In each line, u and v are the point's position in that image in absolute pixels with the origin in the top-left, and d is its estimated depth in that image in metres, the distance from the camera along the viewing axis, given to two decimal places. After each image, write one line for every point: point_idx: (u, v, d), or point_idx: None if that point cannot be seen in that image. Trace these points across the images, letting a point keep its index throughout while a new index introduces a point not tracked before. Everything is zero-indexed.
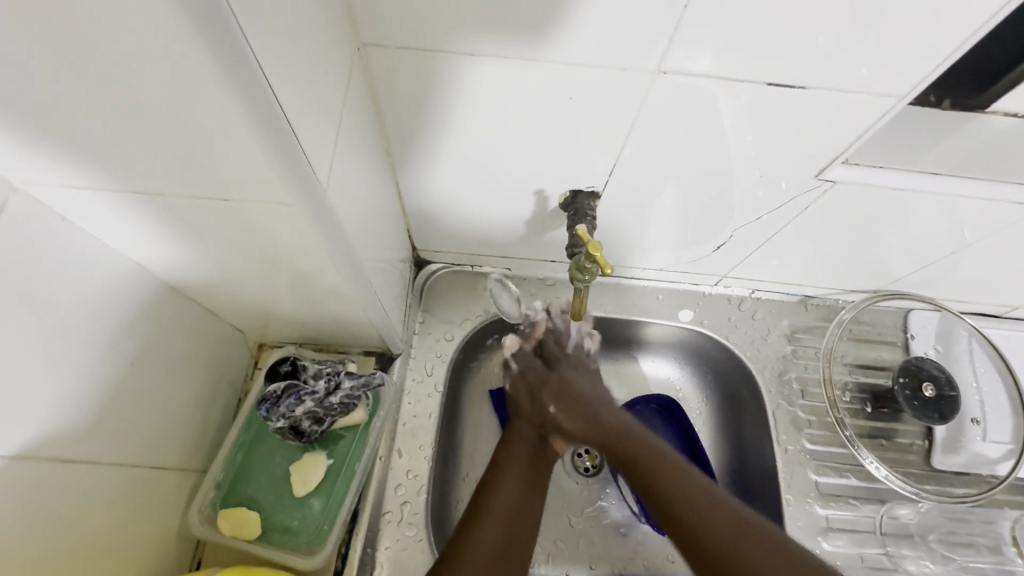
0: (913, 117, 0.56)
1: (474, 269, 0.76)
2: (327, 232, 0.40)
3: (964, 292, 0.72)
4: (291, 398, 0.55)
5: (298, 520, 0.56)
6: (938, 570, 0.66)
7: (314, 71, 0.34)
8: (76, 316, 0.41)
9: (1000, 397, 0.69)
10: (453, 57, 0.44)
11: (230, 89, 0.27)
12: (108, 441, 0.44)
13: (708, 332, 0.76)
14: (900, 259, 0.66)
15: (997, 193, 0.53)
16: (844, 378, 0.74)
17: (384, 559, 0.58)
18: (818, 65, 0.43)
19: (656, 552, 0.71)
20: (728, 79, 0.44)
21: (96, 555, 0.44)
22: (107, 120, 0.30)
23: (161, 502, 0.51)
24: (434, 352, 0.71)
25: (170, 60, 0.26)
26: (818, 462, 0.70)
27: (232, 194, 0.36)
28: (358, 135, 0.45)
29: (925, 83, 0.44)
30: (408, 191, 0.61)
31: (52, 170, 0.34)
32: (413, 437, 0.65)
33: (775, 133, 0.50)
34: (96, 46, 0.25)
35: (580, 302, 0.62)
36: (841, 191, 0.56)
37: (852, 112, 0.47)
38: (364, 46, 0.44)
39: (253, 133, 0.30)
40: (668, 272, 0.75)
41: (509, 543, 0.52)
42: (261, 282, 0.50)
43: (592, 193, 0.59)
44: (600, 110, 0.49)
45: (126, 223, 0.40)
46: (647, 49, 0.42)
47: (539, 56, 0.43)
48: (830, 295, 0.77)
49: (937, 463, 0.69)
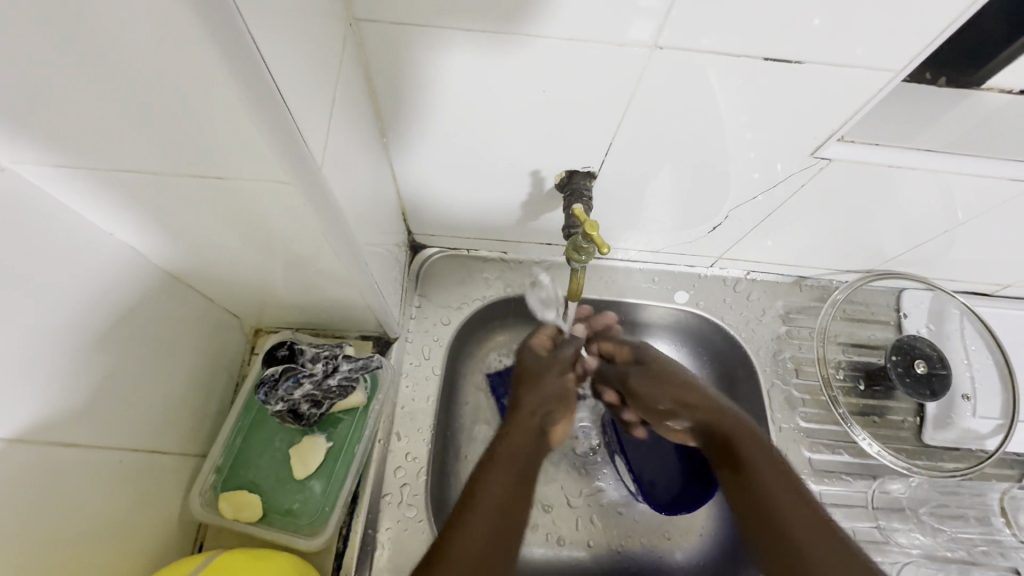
0: (914, 92, 0.54)
1: (470, 253, 0.76)
2: (325, 212, 0.40)
3: (956, 270, 0.72)
4: (289, 381, 0.55)
5: (298, 503, 0.57)
6: (928, 542, 0.67)
7: (306, 46, 0.34)
8: (71, 300, 0.40)
9: (991, 372, 0.70)
10: (448, 34, 0.43)
11: (221, 58, 0.27)
12: (110, 427, 0.45)
13: (703, 313, 0.77)
14: (892, 238, 0.67)
15: (992, 168, 0.53)
16: (837, 357, 0.75)
17: (385, 540, 0.59)
18: (816, 40, 0.42)
19: (652, 529, 0.72)
20: (721, 55, 0.44)
21: (102, 538, 0.44)
22: (96, 98, 0.29)
23: (163, 487, 0.52)
24: (432, 336, 0.71)
25: (158, 28, 0.25)
26: (811, 440, 0.71)
27: (224, 173, 0.35)
28: (350, 115, 0.44)
29: (922, 58, 0.44)
30: (403, 174, 0.61)
31: (38, 149, 0.34)
32: (412, 420, 0.66)
33: (768, 115, 0.50)
34: (83, 15, 0.25)
35: (577, 282, 0.61)
36: (838, 168, 0.56)
37: (852, 88, 0.47)
38: (357, 22, 0.43)
39: (246, 109, 0.30)
40: (663, 254, 0.75)
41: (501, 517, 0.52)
42: (258, 265, 0.49)
43: (589, 173, 0.59)
44: (598, 88, 0.48)
45: (117, 204, 0.40)
46: (648, 25, 0.42)
47: (534, 32, 0.43)
48: (824, 275, 0.77)
49: (927, 439, 0.71)
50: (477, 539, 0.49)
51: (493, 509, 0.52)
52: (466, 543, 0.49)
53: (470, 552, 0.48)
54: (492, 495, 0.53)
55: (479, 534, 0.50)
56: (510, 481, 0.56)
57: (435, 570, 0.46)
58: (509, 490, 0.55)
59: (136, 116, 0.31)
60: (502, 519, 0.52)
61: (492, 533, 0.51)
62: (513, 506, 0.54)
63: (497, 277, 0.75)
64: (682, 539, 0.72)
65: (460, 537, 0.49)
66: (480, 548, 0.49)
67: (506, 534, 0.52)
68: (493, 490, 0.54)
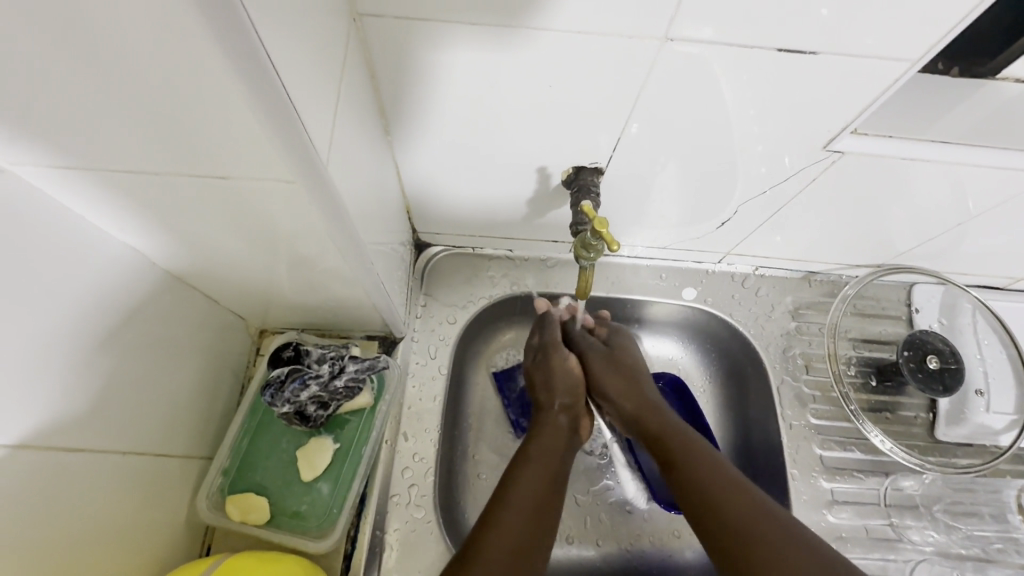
0: (928, 83, 0.53)
1: (475, 251, 0.75)
2: (330, 211, 0.39)
3: (969, 264, 0.71)
4: (296, 382, 0.55)
5: (306, 505, 0.57)
6: (942, 539, 0.67)
7: (310, 43, 0.33)
8: (73, 303, 0.40)
9: (1005, 367, 0.69)
10: (452, 28, 0.42)
11: (223, 54, 0.26)
12: (113, 431, 0.44)
13: (711, 309, 0.76)
14: (904, 233, 0.66)
15: (1008, 160, 0.52)
16: (848, 353, 0.74)
17: (393, 541, 0.59)
18: (830, 30, 0.41)
19: (661, 528, 0.71)
20: (733, 46, 0.43)
21: (108, 542, 0.44)
22: (94, 97, 0.29)
23: (169, 490, 0.52)
24: (437, 335, 0.71)
25: (156, 24, 0.24)
26: (822, 437, 0.71)
27: (226, 173, 0.35)
28: (354, 111, 0.43)
29: (937, 48, 0.43)
30: (408, 171, 0.60)
31: (36, 150, 0.33)
32: (419, 421, 0.65)
33: (779, 109, 0.49)
34: (76, 10, 0.24)
35: (586, 280, 0.60)
36: (850, 162, 0.55)
37: (863, 79, 0.46)
38: (361, 17, 0.42)
39: (249, 107, 0.29)
40: (670, 250, 0.74)
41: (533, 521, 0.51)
42: (262, 266, 0.49)
43: (596, 169, 0.58)
44: (605, 81, 0.47)
45: (119, 206, 0.39)
46: (655, 16, 0.41)
47: (539, 25, 0.42)
48: (833, 270, 0.77)
49: (940, 435, 0.70)
50: (512, 541, 0.48)
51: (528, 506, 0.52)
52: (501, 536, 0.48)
53: (503, 553, 0.47)
54: (527, 493, 0.53)
55: (515, 536, 0.49)
56: (545, 480, 0.55)
57: (472, 569, 0.45)
58: (544, 487, 0.54)
59: (137, 116, 0.30)
60: (538, 518, 0.51)
61: (526, 532, 0.50)
62: (547, 507, 0.53)
63: (503, 275, 0.75)
64: (691, 537, 0.71)
65: (495, 535, 0.48)
66: (517, 546, 0.48)
67: (540, 531, 0.51)
68: (525, 490, 0.53)
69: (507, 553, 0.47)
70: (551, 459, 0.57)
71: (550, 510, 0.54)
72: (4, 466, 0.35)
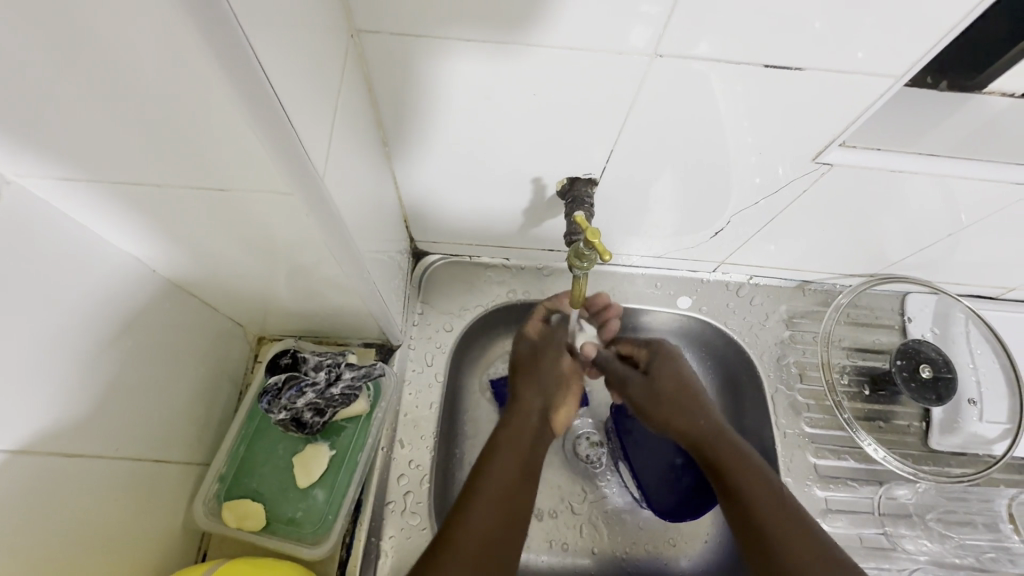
0: (918, 97, 0.54)
1: (472, 259, 0.76)
2: (328, 222, 0.40)
3: (961, 273, 0.72)
4: (293, 390, 0.55)
5: (302, 511, 0.57)
6: (936, 548, 0.67)
7: (307, 60, 0.34)
8: (76, 312, 0.41)
9: (998, 376, 0.70)
10: (447, 43, 0.44)
11: (221, 70, 0.27)
12: (111, 436, 0.45)
13: (705, 318, 0.77)
14: (896, 243, 0.67)
15: (995, 172, 0.53)
16: (842, 361, 0.74)
17: (388, 548, 0.59)
18: (817, 47, 0.42)
19: (656, 536, 0.72)
20: (720, 63, 0.44)
21: (104, 548, 0.44)
22: (101, 111, 0.30)
23: (165, 496, 0.52)
24: (435, 342, 0.71)
25: (161, 43, 0.25)
26: (816, 445, 0.71)
27: (228, 185, 0.36)
28: (352, 124, 0.44)
29: (921, 64, 0.44)
30: (405, 182, 0.61)
31: (43, 163, 0.34)
32: (415, 427, 0.66)
33: (770, 123, 0.50)
34: (84, 30, 0.25)
35: (579, 288, 0.60)
36: (840, 174, 0.56)
37: (851, 93, 0.46)
38: (358, 33, 0.43)
39: (248, 121, 0.30)
40: (665, 259, 0.75)
41: (502, 511, 0.52)
42: (262, 275, 0.50)
43: (590, 180, 0.59)
44: (597, 92, 0.48)
45: (121, 216, 0.40)
46: (647, 32, 0.42)
47: (529, 41, 0.43)
48: (827, 280, 0.77)
49: (934, 444, 0.70)
50: (478, 535, 0.50)
51: (494, 498, 0.52)
52: (470, 531, 0.50)
53: (469, 549, 0.49)
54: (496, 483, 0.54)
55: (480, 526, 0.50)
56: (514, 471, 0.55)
57: (436, 560, 0.47)
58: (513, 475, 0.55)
59: (142, 132, 0.31)
60: (503, 512, 0.52)
61: (494, 528, 0.51)
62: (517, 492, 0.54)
63: (499, 283, 0.75)
64: (686, 546, 0.71)
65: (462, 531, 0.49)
66: (481, 543, 0.49)
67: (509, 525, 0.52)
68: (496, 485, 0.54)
69: (473, 547, 0.49)
70: (518, 445, 0.58)
71: (522, 495, 0.55)
72: (2, 471, 0.36)
